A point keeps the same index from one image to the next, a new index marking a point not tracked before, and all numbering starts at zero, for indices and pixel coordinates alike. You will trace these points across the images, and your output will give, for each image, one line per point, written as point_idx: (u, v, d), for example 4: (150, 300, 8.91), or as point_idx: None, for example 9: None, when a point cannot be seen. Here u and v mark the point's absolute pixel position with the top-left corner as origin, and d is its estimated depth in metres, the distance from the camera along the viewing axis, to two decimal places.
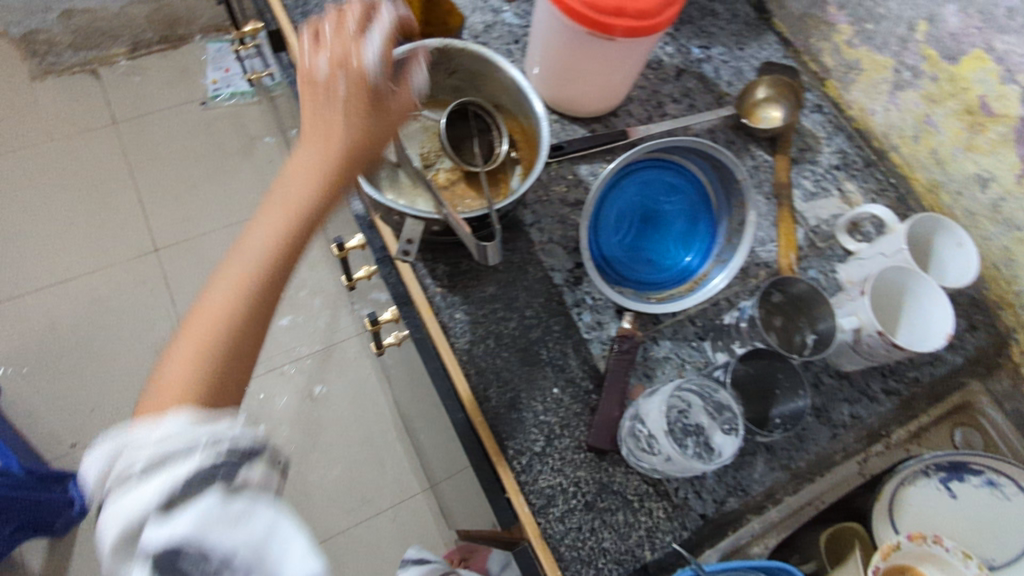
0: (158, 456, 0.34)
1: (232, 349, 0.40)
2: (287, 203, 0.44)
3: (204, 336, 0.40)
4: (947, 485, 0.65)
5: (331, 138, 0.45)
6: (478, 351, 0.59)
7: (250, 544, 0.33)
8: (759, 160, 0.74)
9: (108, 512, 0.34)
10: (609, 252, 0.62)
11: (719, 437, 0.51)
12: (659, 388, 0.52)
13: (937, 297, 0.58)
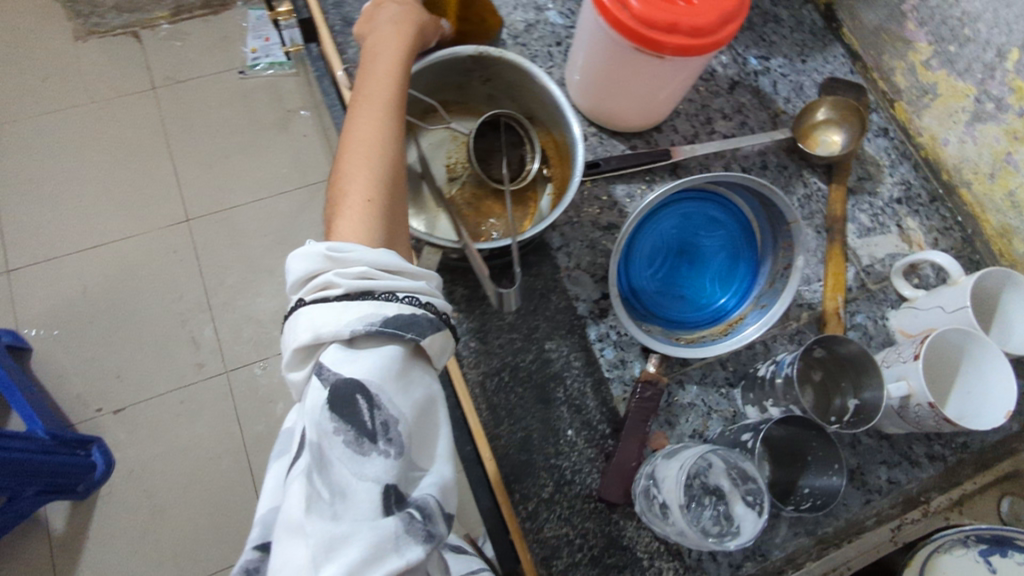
0: (366, 289, 0.37)
1: (389, 209, 0.43)
2: (393, 65, 0.50)
3: (377, 166, 0.43)
4: (988, 560, 0.59)
5: (401, 34, 0.53)
6: (490, 384, 0.56)
7: (411, 415, 0.35)
8: (813, 188, 0.68)
9: (310, 314, 0.36)
10: (638, 286, 0.57)
11: (740, 509, 0.47)
12: (682, 452, 0.48)
13: (998, 365, 0.52)
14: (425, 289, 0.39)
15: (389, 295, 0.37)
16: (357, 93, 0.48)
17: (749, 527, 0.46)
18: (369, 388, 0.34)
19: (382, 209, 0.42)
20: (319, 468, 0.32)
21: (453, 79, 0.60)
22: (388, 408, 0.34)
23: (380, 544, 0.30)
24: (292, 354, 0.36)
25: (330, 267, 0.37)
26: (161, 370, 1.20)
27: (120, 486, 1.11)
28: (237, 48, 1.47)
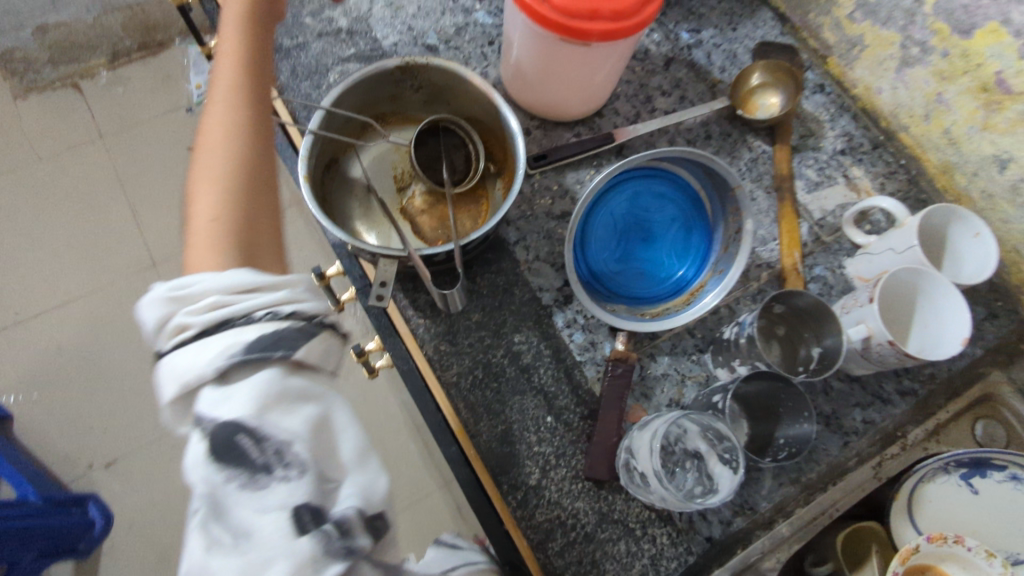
0: (224, 320, 0.34)
1: (246, 229, 0.41)
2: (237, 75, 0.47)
3: (222, 179, 0.41)
4: (968, 481, 0.63)
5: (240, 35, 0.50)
6: (466, 383, 0.57)
7: (306, 436, 0.32)
8: (758, 151, 0.70)
9: (168, 363, 0.34)
10: (597, 267, 0.58)
11: (715, 465, 0.49)
12: (655, 422, 0.50)
13: (947, 295, 0.54)
14: (290, 295, 0.36)
15: (248, 317, 0.34)
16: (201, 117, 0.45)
17: (726, 484, 0.47)
18: (248, 426, 0.31)
19: (232, 225, 0.40)
20: (216, 515, 0.30)
21: (386, 92, 0.61)
22: (276, 435, 0.32)
23: (297, 569, 0.30)
24: (168, 410, 0.34)
25: (183, 308, 0.35)
26: (146, 417, 1.18)
27: (122, 537, 1.09)
28: (180, 85, 1.45)
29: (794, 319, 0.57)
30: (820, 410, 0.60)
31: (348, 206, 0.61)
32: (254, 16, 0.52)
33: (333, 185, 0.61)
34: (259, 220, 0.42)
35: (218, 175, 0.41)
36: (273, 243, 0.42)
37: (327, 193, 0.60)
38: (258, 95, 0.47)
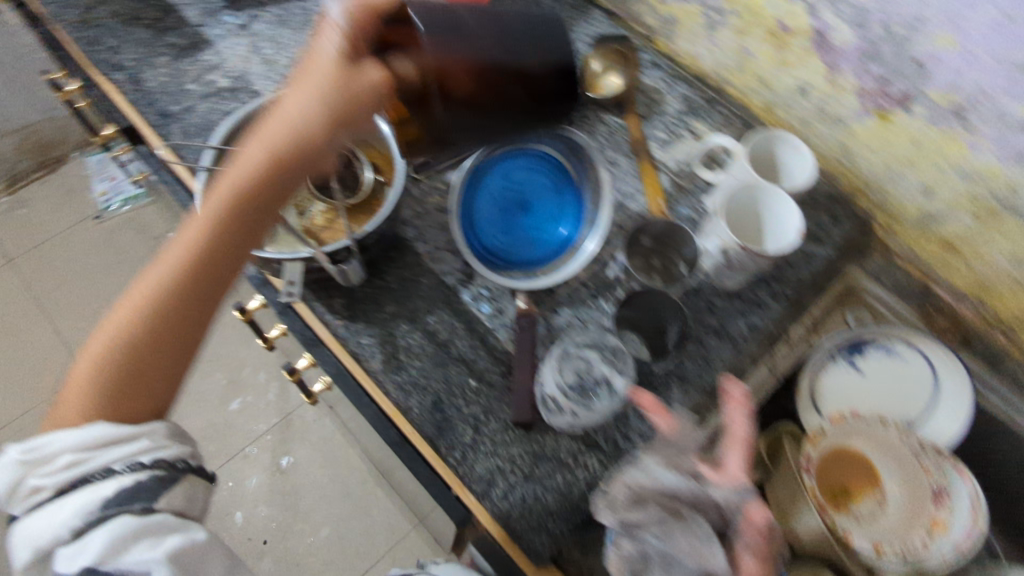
0: (82, 477, 0.44)
1: (118, 410, 0.48)
2: (157, 294, 0.50)
3: (101, 358, 0.49)
4: (854, 364, 0.74)
5: (184, 255, 0.51)
6: (391, 366, 0.62)
7: (162, 565, 0.43)
8: (611, 125, 0.80)
9: (28, 522, 0.43)
10: (488, 244, 0.66)
11: (613, 376, 0.62)
12: (553, 357, 0.63)
13: (773, 193, 0.65)
14: (147, 444, 0.46)
15: (107, 470, 0.44)
16: (122, 303, 0.51)
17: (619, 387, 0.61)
18: (107, 568, 0.41)
19: (106, 401, 0.48)
20: None
21: None
22: (135, 569, 0.42)
23: None
24: (21, 566, 0.43)
25: (38, 469, 0.44)
26: None
27: None
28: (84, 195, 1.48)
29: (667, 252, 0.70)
30: (708, 325, 0.67)
31: None
32: (216, 231, 0.51)
33: None
34: (135, 402, 0.49)
35: (100, 356, 0.49)
36: (150, 403, 0.50)
37: None
38: (182, 306, 0.50)
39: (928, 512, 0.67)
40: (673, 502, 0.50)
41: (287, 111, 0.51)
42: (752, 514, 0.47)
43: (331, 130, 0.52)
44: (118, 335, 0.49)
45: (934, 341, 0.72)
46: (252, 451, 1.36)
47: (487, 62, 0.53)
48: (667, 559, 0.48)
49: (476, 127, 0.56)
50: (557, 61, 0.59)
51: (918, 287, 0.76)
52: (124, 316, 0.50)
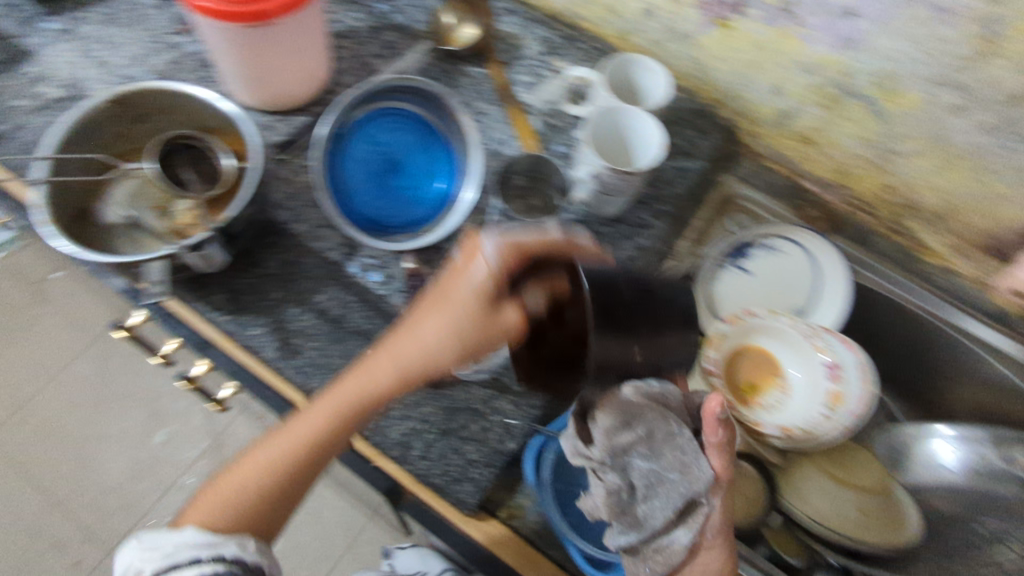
0: (172, 564, 0.43)
1: (250, 515, 0.50)
2: (307, 428, 0.52)
3: (252, 474, 0.52)
4: (742, 267, 0.77)
5: (335, 406, 0.52)
6: (287, 353, 0.60)
7: None
8: (475, 76, 0.80)
9: None
10: (368, 213, 0.65)
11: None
12: None
13: (628, 108, 0.67)
14: (236, 550, 0.46)
15: (194, 561, 0.44)
16: (277, 430, 0.54)
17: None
18: None
19: (239, 505, 0.50)
20: None
21: (109, 132, 0.65)
22: None
23: None
24: None
25: (139, 553, 0.44)
26: None
27: None
28: None
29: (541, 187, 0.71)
30: None
31: (111, 246, 0.63)
32: (361, 395, 0.53)
33: (87, 230, 0.62)
34: (266, 511, 0.51)
35: (249, 475, 0.52)
36: (268, 521, 0.51)
37: (80, 238, 0.61)
38: (325, 444, 0.53)
39: (825, 388, 0.71)
40: (660, 420, 0.50)
41: (433, 336, 0.54)
42: (710, 402, 0.51)
43: (472, 301, 0.53)
44: (268, 461, 0.52)
45: (809, 231, 0.76)
46: (186, 482, 1.27)
47: (599, 288, 0.46)
48: (654, 477, 0.50)
49: (611, 360, 0.47)
50: (641, 285, 0.49)
51: (786, 184, 0.81)
52: (281, 441, 0.53)
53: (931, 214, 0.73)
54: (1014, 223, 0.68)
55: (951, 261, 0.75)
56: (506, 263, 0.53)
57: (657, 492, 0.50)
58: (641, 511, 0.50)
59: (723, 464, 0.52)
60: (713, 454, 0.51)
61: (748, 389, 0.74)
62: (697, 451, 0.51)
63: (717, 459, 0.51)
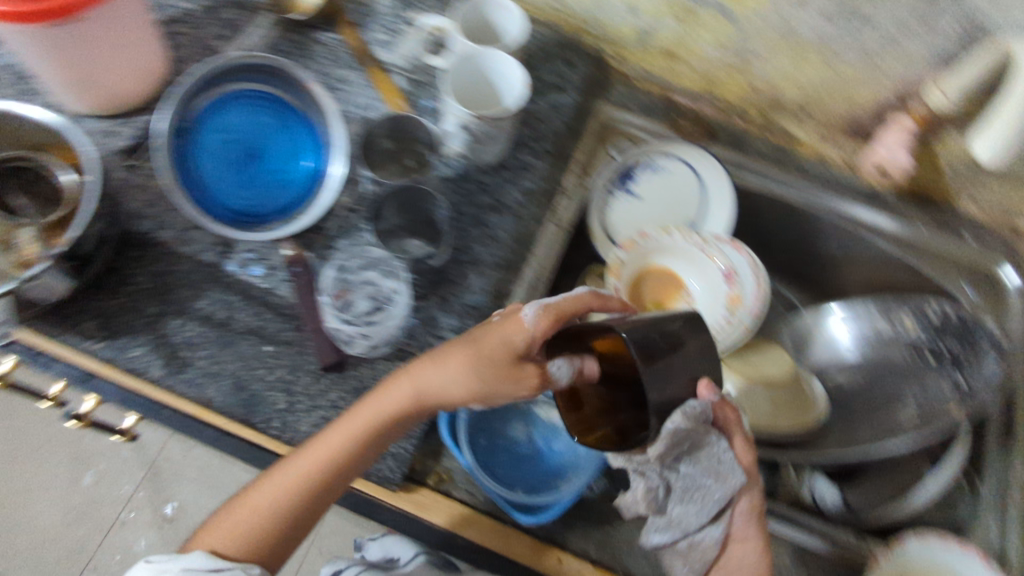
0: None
1: (262, 540, 0.53)
2: (315, 463, 0.53)
3: (260, 497, 0.53)
4: (630, 191, 0.79)
5: (344, 447, 0.52)
6: (176, 367, 0.58)
7: None
8: (328, 42, 0.75)
9: None
10: (238, 207, 0.62)
11: (392, 280, 0.62)
12: (327, 286, 0.61)
13: (480, 47, 0.64)
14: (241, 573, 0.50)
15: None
16: (286, 457, 0.55)
17: (400, 287, 0.62)
18: None
19: (250, 531, 0.53)
20: None
21: None
22: None
23: None
24: None
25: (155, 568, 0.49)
26: None
27: None
28: None
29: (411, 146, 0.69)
30: (484, 205, 0.69)
31: None
32: (368, 436, 0.52)
33: None
34: (278, 534, 0.54)
35: (257, 499, 0.53)
36: (278, 546, 0.54)
37: None
38: (334, 481, 0.53)
39: (724, 292, 0.74)
40: (701, 436, 0.48)
41: (451, 380, 0.53)
42: (699, 392, 0.46)
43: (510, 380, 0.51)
44: (278, 491, 0.53)
45: (684, 143, 0.78)
46: (126, 518, 1.22)
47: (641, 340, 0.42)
48: (692, 484, 0.50)
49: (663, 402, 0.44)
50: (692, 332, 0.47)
51: (662, 102, 0.81)
52: (286, 469, 0.54)
53: (797, 110, 0.76)
54: (867, 102, 0.71)
55: (822, 150, 0.79)
56: (548, 327, 0.51)
57: (693, 498, 0.50)
58: (672, 514, 0.51)
59: (750, 454, 0.52)
60: (737, 445, 0.52)
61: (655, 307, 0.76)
62: (733, 457, 0.50)
63: (743, 452, 0.52)
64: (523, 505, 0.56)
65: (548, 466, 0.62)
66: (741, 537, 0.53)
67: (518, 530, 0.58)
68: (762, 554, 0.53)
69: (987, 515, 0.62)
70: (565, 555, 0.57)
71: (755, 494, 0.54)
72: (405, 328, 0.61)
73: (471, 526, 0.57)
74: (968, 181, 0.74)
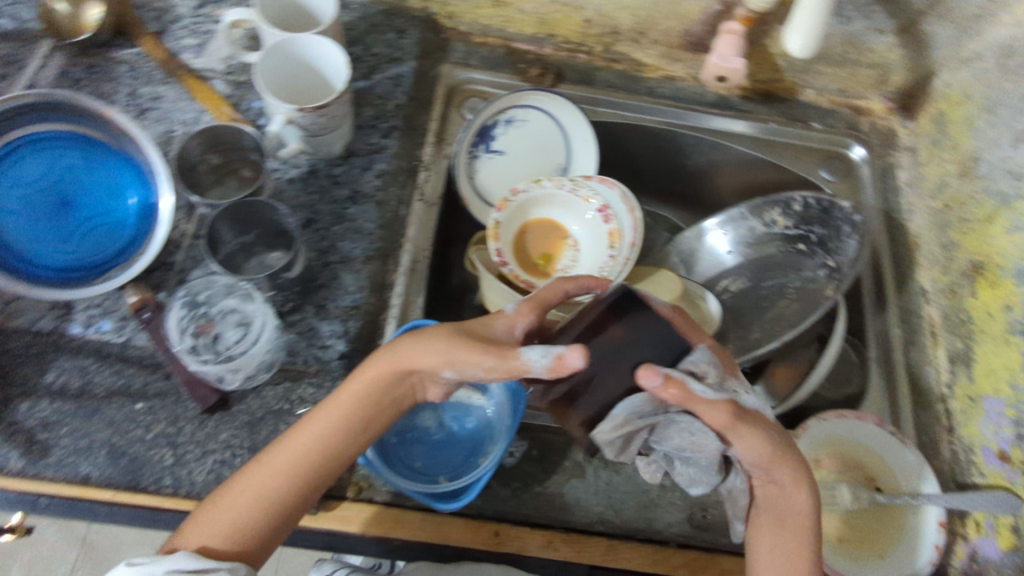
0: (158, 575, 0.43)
1: (246, 537, 0.48)
2: (304, 443, 0.49)
3: (242, 489, 0.48)
4: (492, 150, 0.76)
5: (336, 426, 0.50)
6: (39, 452, 0.52)
7: None
8: (128, 59, 0.68)
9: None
10: (58, 263, 0.56)
11: (253, 303, 0.57)
12: (171, 324, 0.55)
13: (287, 35, 0.60)
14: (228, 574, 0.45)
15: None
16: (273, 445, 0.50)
17: (264, 311, 0.56)
18: None
19: (234, 526, 0.47)
20: None
21: None
22: None
23: None
24: None
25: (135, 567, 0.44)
26: None
27: None
28: None
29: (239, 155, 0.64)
30: (340, 197, 0.65)
31: None
32: (358, 415, 0.50)
33: None
34: (263, 532, 0.48)
35: (240, 492, 0.48)
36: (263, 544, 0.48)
37: None
38: (323, 465, 0.50)
39: (605, 230, 0.73)
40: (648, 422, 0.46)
41: (425, 354, 0.49)
42: (641, 382, 0.43)
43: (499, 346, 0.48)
44: (264, 479, 0.48)
45: (533, 89, 0.75)
46: None
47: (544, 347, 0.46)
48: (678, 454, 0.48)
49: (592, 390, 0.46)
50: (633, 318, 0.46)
51: (504, 52, 0.79)
52: (273, 455, 0.49)
53: (631, 32, 0.75)
54: (698, 15, 0.72)
55: (668, 69, 0.79)
56: (528, 314, 0.52)
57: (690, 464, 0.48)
58: (690, 478, 0.49)
59: (722, 410, 0.44)
60: (706, 409, 0.44)
61: (543, 260, 0.74)
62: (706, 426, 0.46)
63: (716, 414, 0.44)
64: (449, 491, 0.56)
65: (467, 446, 0.61)
66: (780, 483, 0.47)
67: (449, 516, 0.57)
68: (794, 491, 0.47)
69: (875, 377, 0.68)
70: (503, 526, 0.57)
71: (760, 443, 0.46)
72: (285, 346, 0.58)
73: (403, 524, 0.56)
74: (805, 73, 0.77)
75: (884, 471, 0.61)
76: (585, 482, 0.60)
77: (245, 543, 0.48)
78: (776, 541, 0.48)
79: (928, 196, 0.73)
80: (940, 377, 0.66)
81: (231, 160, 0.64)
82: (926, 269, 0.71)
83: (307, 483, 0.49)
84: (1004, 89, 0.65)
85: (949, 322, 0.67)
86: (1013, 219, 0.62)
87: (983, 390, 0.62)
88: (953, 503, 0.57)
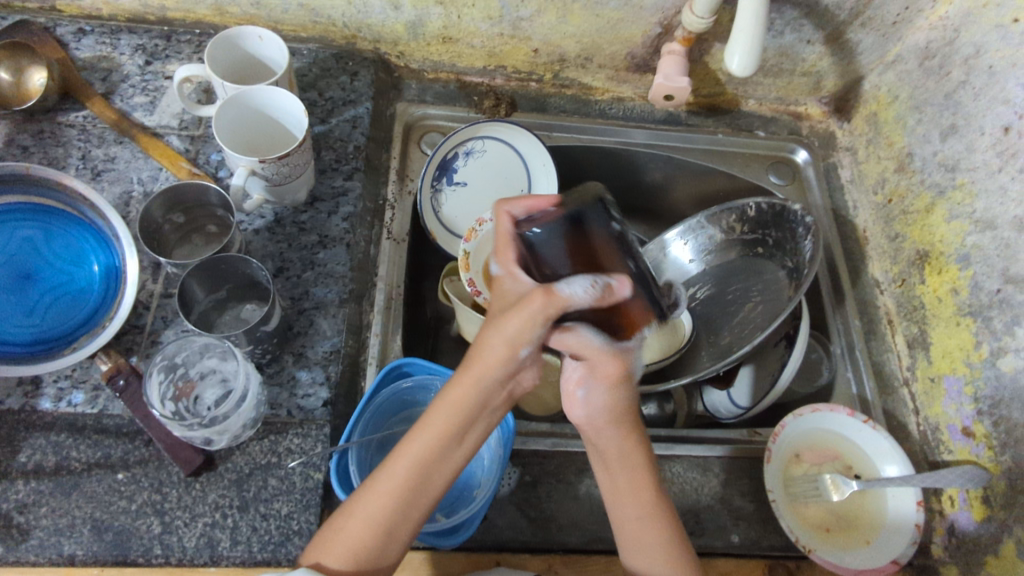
0: None
1: (372, 556, 0.48)
2: (417, 459, 0.49)
3: (361, 511, 0.48)
4: (454, 182, 0.78)
5: (441, 441, 0.50)
6: (19, 535, 0.50)
7: None
8: (77, 121, 0.67)
9: None
10: (24, 337, 0.54)
11: (232, 361, 0.55)
12: (151, 393, 0.52)
13: (240, 89, 0.60)
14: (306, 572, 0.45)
15: None
16: (381, 464, 0.50)
17: (245, 369, 0.54)
18: None
19: (361, 548, 0.47)
20: None
21: None
22: None
23: None
24: None
25: None
26: None
27: None
28: None
29: (202, 211, 0.63)
30: (309, 243, 0.65)
31: None
32: (458, 428, 0.50)
33: None
34: (385, 552, 0.48)
35: (362, 516, 0.48)
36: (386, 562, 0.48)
37: None
38: (431, 480, 0.50)
39: None
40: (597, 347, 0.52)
41: (496, 350, 0.50)
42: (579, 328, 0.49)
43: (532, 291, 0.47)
44: (382, 501, 0.48)
45: (488, 121, 0.77)
46: None
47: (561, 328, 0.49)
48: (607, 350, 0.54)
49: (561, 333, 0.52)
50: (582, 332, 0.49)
51: (456, 86, 0.81)
52: (387, 476, 0.49)
53: (578, 58, 0.78)
54: (640, 38, 0.75)
55: (616, 90, 0.82)
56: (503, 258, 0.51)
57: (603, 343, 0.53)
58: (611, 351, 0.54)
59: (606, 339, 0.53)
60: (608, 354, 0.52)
61: None
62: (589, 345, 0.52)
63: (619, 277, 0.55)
64: (447, 528, 0.54)
65: (460, 481, 0.61)
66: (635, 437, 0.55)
67: (449, 551, 0.56)
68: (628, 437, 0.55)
69: (843, 369, 0.71)
70: (504, 556, 0.57)
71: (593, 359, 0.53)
72: (266, 400, 0.57)
73: (403, 566, 0.55)
74: (745, 85, 0.81)
75: (861, 459, 0.64)
76: (579, 501, 0.61)
77: (371, 561, 0.48)
78: (629, 482, 0.54)
79: (871, 192, 0.77)
80: (902, 363, 0.70)
81: (192, 216, 0.63)
82: (876, 261, 0.75)
83: (420, 498, 0.49)
84: (927, 88, 0.69)
85: (904, 310, 0.71)
86: (951, 208, 0.66)
87: (942, 371, 0.65)
88: (925, 484, 0.58)
